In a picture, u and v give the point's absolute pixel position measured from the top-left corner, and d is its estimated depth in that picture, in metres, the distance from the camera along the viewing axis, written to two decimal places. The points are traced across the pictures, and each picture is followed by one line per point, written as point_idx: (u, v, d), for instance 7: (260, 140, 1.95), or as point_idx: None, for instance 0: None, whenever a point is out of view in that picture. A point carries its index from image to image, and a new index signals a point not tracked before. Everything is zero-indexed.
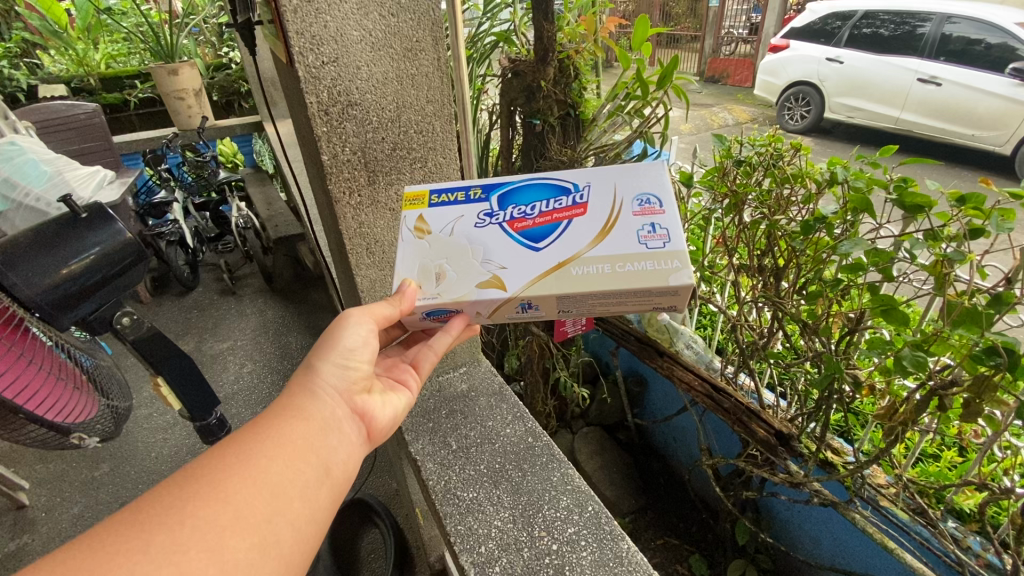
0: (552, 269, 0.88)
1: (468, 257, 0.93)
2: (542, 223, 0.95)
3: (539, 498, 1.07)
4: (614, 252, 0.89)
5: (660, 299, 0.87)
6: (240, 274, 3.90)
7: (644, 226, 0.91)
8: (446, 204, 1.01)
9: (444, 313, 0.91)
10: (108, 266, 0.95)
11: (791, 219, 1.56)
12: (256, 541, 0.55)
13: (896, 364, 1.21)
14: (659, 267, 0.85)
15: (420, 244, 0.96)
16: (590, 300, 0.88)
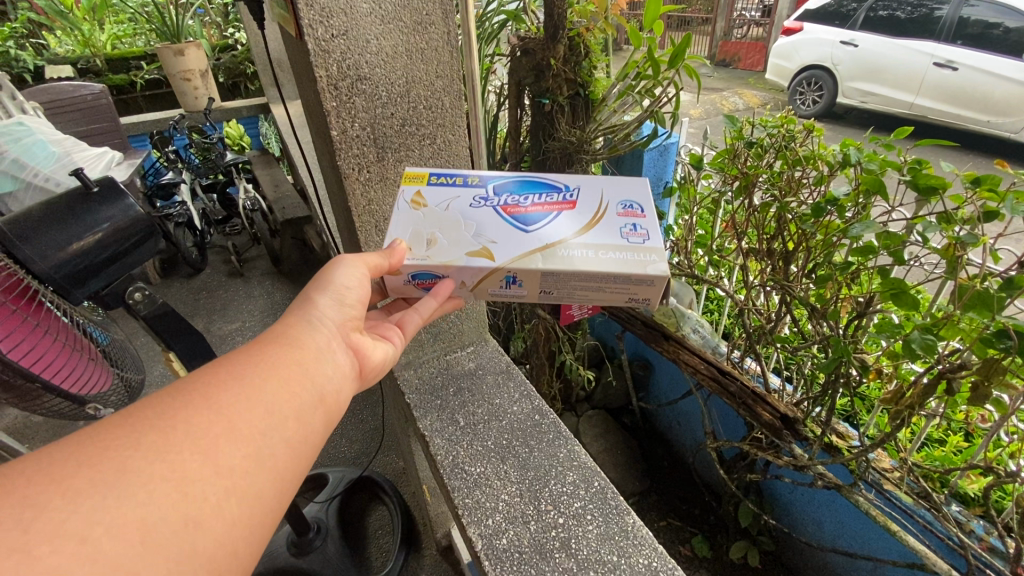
0: (538, 249, 0.89)
1: (459, 229, 0.94)
2: (533, 211, 0.98)
3: (546, 473, 1.08)
4: (598, 241, 0.91)
5: (636, 289, 0.88)
6: (248, 257, 3.92)
7: (626, 226, 0.95)
8: (444, 185, 1.03)
9: (432, 279, 0.91)
10: (120, 242, 0.96)
11: (802, 201, 1.54)
12: (250, 450, 0.53)
13: (906, 348, 1.21)
14: (638, 257, 0.88)
15: (413, 213, 0.96)
16: (573, 283, 0.88)
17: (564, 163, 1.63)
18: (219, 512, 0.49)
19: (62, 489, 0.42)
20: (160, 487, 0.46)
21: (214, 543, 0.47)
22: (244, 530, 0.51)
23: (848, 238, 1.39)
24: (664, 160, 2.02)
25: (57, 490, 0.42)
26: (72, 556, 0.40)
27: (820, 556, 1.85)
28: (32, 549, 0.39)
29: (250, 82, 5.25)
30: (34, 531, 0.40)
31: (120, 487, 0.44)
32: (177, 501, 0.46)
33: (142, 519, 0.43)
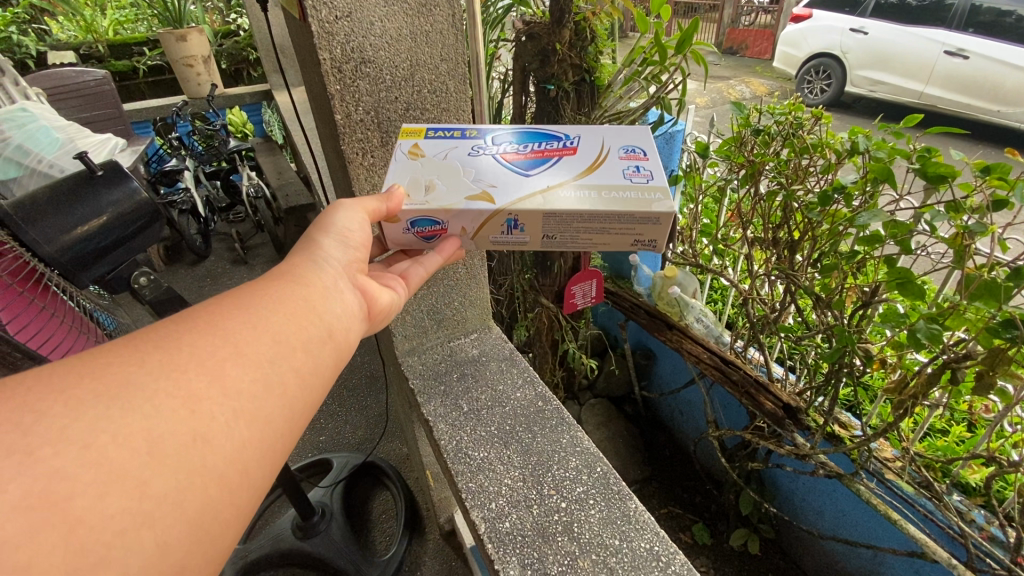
0: (540, 191, 0.89)
1: (459, 176, 0.93)
2: (533, 158, 0.97)
3: (548, 459, 1.09)
4: (602, 182, 0.91)
5: (642, 228, 0.88)
6: (251, 244, 3.92)
7: (628, 167, 0.95)
8: (442, 138, 1.03)
9: (436, 225, 0.89)
10: (124, 227, 0.95)
11: (809, 189, 1.53)
12: (258, 375, 0.54)
13: (910, 337, 1.21)
14: (643, 196, 0.88)
15: (411, 163, 0.95)
16: (576, 225, 0.88)
17: None
18: (228, 431, 0.49)
19: (65, 399, 0.44)
20: (167, 402, 0.47)
21: (225, 461, 0.48)
22: (255, 451, 0.51)
23: (854, 226, 1.38)
24: (670, 147, 1.95)
25: (61, 400, 0.44)
26: (77, 460, 0.41)
27: (820, 544, 1.86)
28: (35, 451, 0.40)
29: (253, 69, 5.22)
30: (36, 434, 0.41)
31: (124, 399, 0.45)
32: (184, 417, 0.47)
33: (149, 431, 0.44)
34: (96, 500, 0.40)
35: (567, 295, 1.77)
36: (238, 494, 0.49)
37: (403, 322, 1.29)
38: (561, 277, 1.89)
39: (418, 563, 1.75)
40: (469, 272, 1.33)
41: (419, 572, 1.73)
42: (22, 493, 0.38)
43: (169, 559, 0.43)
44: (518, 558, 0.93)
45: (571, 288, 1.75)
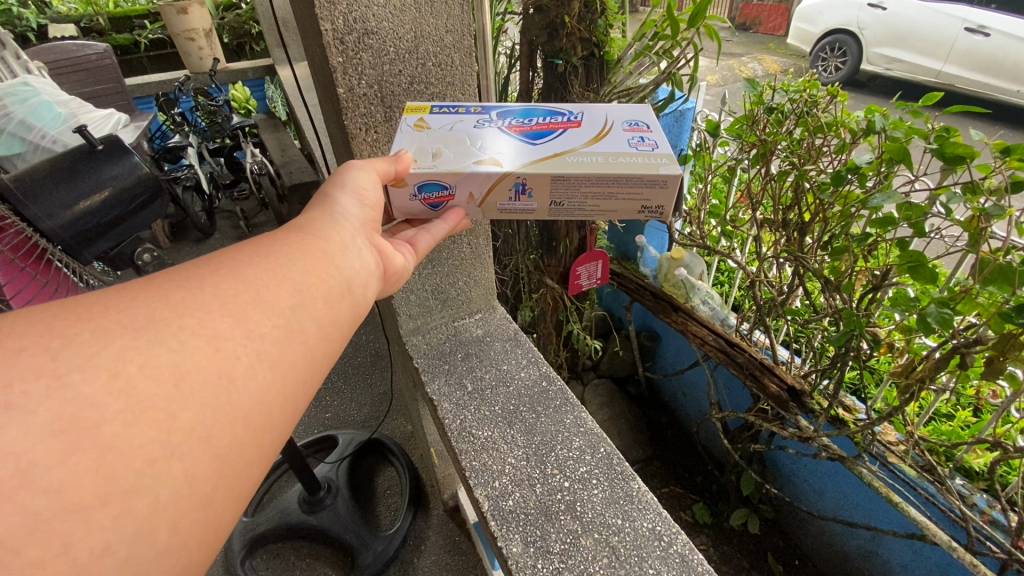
0: (547, 156, 0.88)
1: (466, 144, 0.91)
2: (538, 128, 0.95)
3: (552, 438, 1.09)
4: (608, 149, 0.89)
5: (650, 192, 0.86)
6: (256, 222, 3.91)
7: (631, 136, 0.93)
8: (447, 113, 1.01)
9: (446, 190, 0.88)
10: (126, 203, 0.94)
11: (821, 170, 1.50)
12: (282, 321, 0.54)
13: (921, 322, 1.19)
14: (650, 160, 0.86)
15: (416, 133, 0.94)
16: (584, 188, 0.87)
17: None
18: (252, 371, 0.49)
19: (94, 328, 0.43)
20: (194, 338, 0.47)
21: (249, 402, 0.48)
22: (277, 396, 0.51)
23: (867, 209, 1.36)
24: (678, 126, 1.90)
25: (88, 329, 0.43)
26: (105, 388, 0.40)
27: (819, 524, 1.88)
28: (63, 376, 0.39)
29: (255, 43, 5.13)
30: (64, 359, 0.40)
31: (150, 331, 0.45)
32: (210, 354, 0.47)
33: (176, 364, 0.44)
34: (125, 429, 0.40)
35: (572, 276, 1.78)
36: (262, 435, 0.49)
37: (406, 301, 1.28)
38: (567, 258, 1.87)
39: (422, 537, 1.78)
40: (474, 252, 1.32)
41: (424, 546, 1.76)
42: (53, 417, 0.38)
43: (195, 493, 0.43)
44: (520, 535, 0.94)
45: (576, 269, 1.76)
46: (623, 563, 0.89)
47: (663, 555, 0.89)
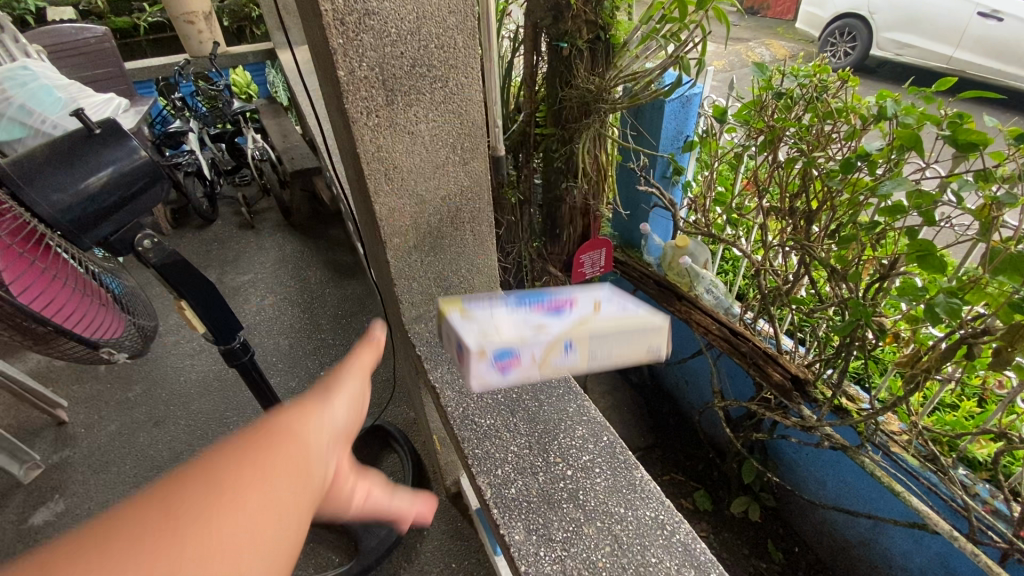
0: (573, 323, 0.84)
1: (508, 321, 0.88)
2: (558, 296, 0.93)
3: (555, 427, 1.09)
4: (613, 308, 0.88)
5: (653, 338, 0.85)
6: (258, 208, 3.90)
7: (628, 290, 0.93)
8: (478, 300, 0.96)
9: (511, 356, 0.82)
10: (126, 187, 0.93)
11: (830, 157, 1.47)
12: (304, 497, 0.39)
13: (929, 312, 1.18)
14: (646, 313, 0.86)
15: (462, 325, 0.88)
16: (612, 351, 0.83)
17: (581, 114, 1.53)
18: None
19: None
20: None
21: None
22: None
23: (876, 197, 1.34)
24: (684, 112, 1.86)
25: None
26: None
27: (820, 513, 1.88)
28: None
29: (255, 27, 5.08)
30: None
31: None
32: None
33: None
34: None
35: (575, 264, 1.77)
36: None
37: (410, 289, 1.28)
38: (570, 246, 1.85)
39: (425, 522, 1.80)
40: (477, 240, 1.31)
41: (426, 531, 1.78)
42: None
43: None
44: (522, 523, 0.94)
45: (580, 257, 1.75)
46: (625, 551, 0.89)
47: (666, 544, 0.89)
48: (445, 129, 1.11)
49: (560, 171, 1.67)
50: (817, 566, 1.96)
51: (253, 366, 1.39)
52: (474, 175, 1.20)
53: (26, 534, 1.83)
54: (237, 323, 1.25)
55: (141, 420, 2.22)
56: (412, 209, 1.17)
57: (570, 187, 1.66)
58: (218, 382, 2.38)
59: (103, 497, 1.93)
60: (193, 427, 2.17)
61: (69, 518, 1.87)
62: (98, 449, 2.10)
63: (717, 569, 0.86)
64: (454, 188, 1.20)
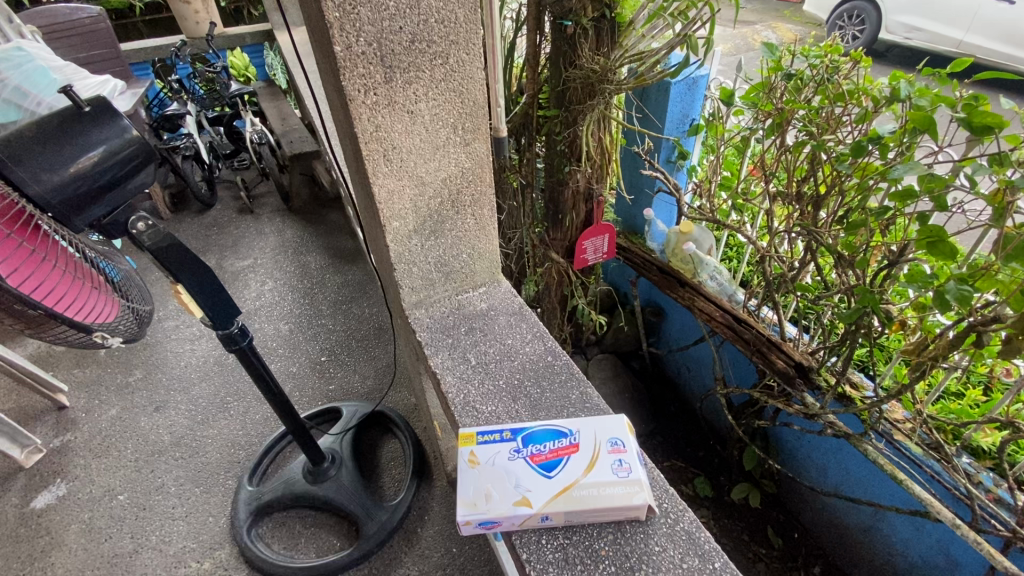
0: (559, 494, 0.87)
1: (508, 471, 0.91)
2: (551, 454, 0.93)
3: (558, 413, 1.07)
4: (603, 480, 0.88)
5: (630, 516, 0.86)
6: (257, 192, 3.86)
7: (613, 458, 0.91)
8: (491, 437, 0.97)
9: (495, 523, 0.85)
10: (118, 166, 0.91)
11: (841, 140, 1.43)
12: None
13: (939, 299, 1.15)
14: (628, 488, 0.87)
15: (467, 472, 0.92)
16: (593, 521, 0.86)
17: (585, 95, 1.48)
18: None
19: None
20: None
21: None
22: None
23: (887, 182, 1.31)
24: (691, 95, 1.82)
25: None
26: None
27: (821, 500, 1.88)
28: None
29: (253, 8, 4.99)
30: None
31: None
32: None
33: None
34: None
35: (578, 250, 1.74)
36: None
37: (409, 274, 1.27)
38: (572, 231, 1.82)
39: (426, 508, 1.79)
40: (479, 224, 1.28)
41: (427, 516, 1.77)
42: None
43: None
44: None
45: (583, 243, 1.72)
46: (629, 539, 0.86)
47: (670, 532, 0.87)
48: (446, 108, 1.08)
49: (562, 155, 1.63)
50: (817, 552, 1.96)
51: (252, 351, 1.37)
52: (476, 157, 1.18)
53: (28, 518, 1.84)
54: (236, 307, 1.25)
55: (142, 404, 2.22)
56: (412, 192, 1.14)
57: (573, 171, 1.63)
58: (218, 367, 2.38)
59: (105, 481, 1.94)
60: (193, 412, 2.17)
61: (71, 502, 1.88)
62: (99, 433, 2.11)
63: (721, 557, 0.84)
64: (455, 170, 1.17)
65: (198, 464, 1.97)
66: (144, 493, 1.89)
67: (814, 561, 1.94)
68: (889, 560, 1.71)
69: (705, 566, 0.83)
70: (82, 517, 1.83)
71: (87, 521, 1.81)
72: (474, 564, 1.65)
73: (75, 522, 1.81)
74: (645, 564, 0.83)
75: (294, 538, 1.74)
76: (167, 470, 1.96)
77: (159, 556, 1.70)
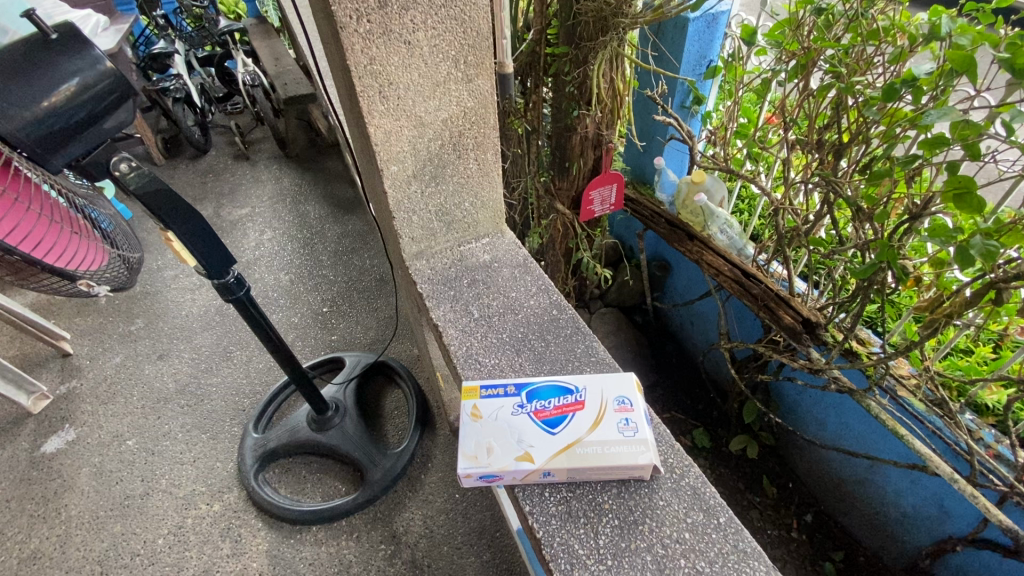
0: (563, 452, 0.85)
1: (511, 426, 0.90)
2: (556, 410, 0.91)
3: (561, 367, 1.05)
4: (608, 440, 0.86)
5: (632, 476, 0.86)
6: (253, 138, 3.73)
7: (620, 416, 0.89)
8: (496, 393, 0.96)
9: (495, 476, 0.85)
10: (96, 100, 0.84)
11: (869, 83, 1.33)
12: None
13: (962, 255, 1.10)
14: (633, 450, 0.85)
15: (471, 426, 0.90)
16: (594, 479, 0.86)
17: (597, 31, 1.37)
18: None
19: None
20: None
21: None
22: None
23: (916, 129, 1.23)
24: (709, 33, 1.69)
25: None
26: None
27: (817, 452, 1.91)
28: None
29: None
30: None
31: None
32: None
33: None
34: None
35: (584, 201, 1.67)
36: None
37: (409, 222, 1.22)
38: (579, 180, 1.74)
39: (429, 455, 1.82)
40: (482, 169, 1.21)
41: (430, 463, 1.80)
42: None
43: None
44: None
45: (590, 194, 1.64)
46: (632, 492, 0.86)
47: (675, 487, 0.86)
48: (446, 39, 0.99)
49: (571, 98, 1.54)
50: (809, 501, 2.01)
51: (250, 302, 1.35)
52: (478, 95, 1.10)
53: (39, 461, 1.88)
54: (230, 254, 1.21)
55: (144, 352, 2.23)
56: (410, 133, 1.07)
57: (582, 116, 1.53)
58: (219, 317, 2.37)
59: (113, 426, 1.97)
60: (197, 361, 2.18)
61: (80, 447, 1.91)
62: (104, 380, 2.13)
63: (727, 512, 0.84)
64: (457, 110, 1.09)
65: (204, 412, 2.00)
66: (152, 439, 1.92)
67: (806, 509, 1.99)
68: (881, 510, 1.75)
69: (710, 520, 0.83)
70: (93, 460, 1.87)
71: (97, 465, 1.85)
72: (476, 509, 1.69)
73: (86, 466, 1.86)
74: (650, 517, 0.83)
75: (300, 483, 1.78)
76: (173, 417, 1.99)
77: (169, 499, 1.75)
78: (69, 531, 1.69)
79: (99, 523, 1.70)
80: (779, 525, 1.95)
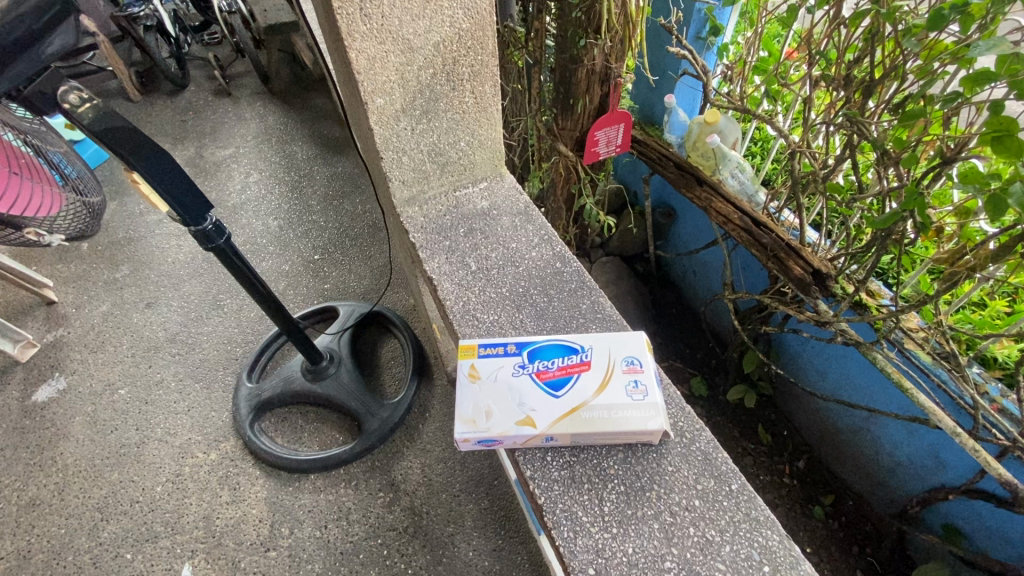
0: (568, 417, 0.81)
1: (511, 387, 0.85)
2: (560, 372, 0.86)
3: (564, 324, 1.00)
4: (615, 404, 0.82)
5: (640, 440, 0.82)
6: (234, 72, 3.49)
7: (628, 378, 0.85)
8: (494, 353, 0.90)
9: (493, 441, 0.81)
10: (34, 15, 0.72)
11: (911, 9, 1.18)
12: None
13: (995, 204, 1.01)
14: (642, 416, 0.81)
15: (468, 387, 0.86)
16: (599, 443, 0.82)
17: None
18: None
19: None
20: None
21: None
22: None
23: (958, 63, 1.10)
24: None
25: None
26: None
27: (815, 403, 1.91)
28: None
29: None
30: None
31: None
32: None
33: None
34: None
35: (589, 142, 1.55)
36: None
37: (399, 164, 1.12)
38: (585, 120, 1.62)
39: (427, 405, 1.81)
40: (479, 103, 1.10)
41: (428, 414, 1.79)
42: None
43: None
44: None
45: (595, 135, 1.52)
46: (641, 458, 0.83)
47: (685, 452, 0.83)
48: None
49: (577, 25, 1.38)
50: (803, 448, 2.03)
51: (232, 250, 1.27)
52: (474, 15, 0.97)
53: (32, 410, 1.87)
54: (205, 199, 1.12)
55: (132, 300, 2.17)
56: (398, 59, 0.96)
57: (589, 46, 1.39)
58: (207, 264, 2.30)
59: (103, 375, 1.94)
60: (186, 309, 2.13)
61: (72, 395, 1.89)
62: (92, 328, 2.08)
63: (738, 480, 0.81)
64: (450, 33, 0.97)
65: (195, 361, 1.97)
66: (144, 388, 1.90)
67: (799, 456, 2.01)
68: (875, 460, 1.77)
69: (721, 488, 0.80)
70: (86, 409, 1.86)
71: (91, 414, 1.84)
72: (474, 458, 1.69)
73: (79, 415, 1.84)
74: (657, 484, 0.80)
75: (297, 432, 1.78)
76: (165, 365, 1.96)
77: (166, 447, 1.75)
78: (67, 479, 1.69)
79: (97, 471, 1.71)
80: (772, 471, 1.98)
